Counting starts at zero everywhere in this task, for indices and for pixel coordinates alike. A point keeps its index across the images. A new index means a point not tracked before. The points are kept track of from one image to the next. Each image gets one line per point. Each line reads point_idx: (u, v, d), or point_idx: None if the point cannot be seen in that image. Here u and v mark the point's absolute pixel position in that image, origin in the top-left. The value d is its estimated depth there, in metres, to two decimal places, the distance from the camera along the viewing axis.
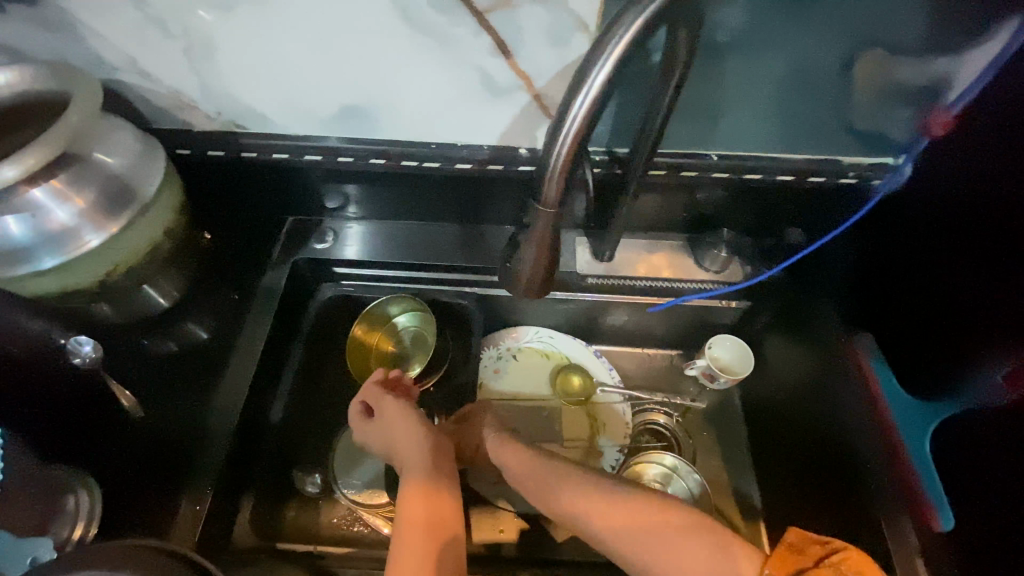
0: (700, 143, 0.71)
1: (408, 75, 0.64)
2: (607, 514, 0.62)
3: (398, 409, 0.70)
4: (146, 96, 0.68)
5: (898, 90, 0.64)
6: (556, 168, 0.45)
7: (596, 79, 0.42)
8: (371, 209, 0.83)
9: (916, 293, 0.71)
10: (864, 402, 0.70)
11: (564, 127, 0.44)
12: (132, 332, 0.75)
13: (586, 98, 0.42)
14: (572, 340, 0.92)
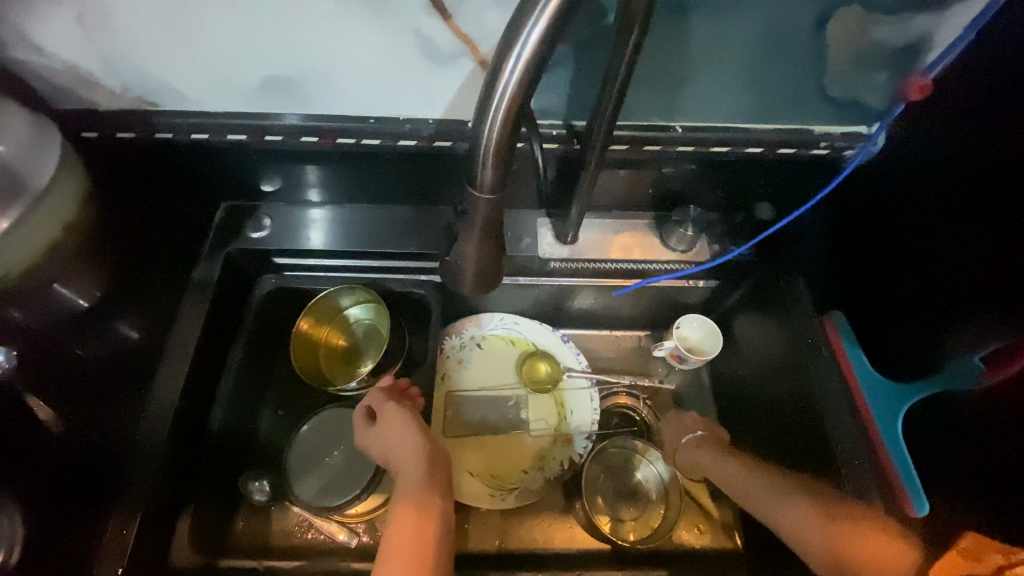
0: (664, 113, 0.66)
1: (336, 41, 0.56)
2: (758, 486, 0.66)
3: (401, 418, 0.65)
4: (35, 70, 0.59)
5: (874, 53, 0.59)
6: (490, 147, 0.39)
7: (530, 39, 0.35)
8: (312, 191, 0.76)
9: (889, 268, 0.69)
10: (838, 384, 0.69)
11: (496, 98, 0.37)
12: (51, 338, 0.67)
13: (519, 62, 0.36)
14: (538, 325, 0.88)
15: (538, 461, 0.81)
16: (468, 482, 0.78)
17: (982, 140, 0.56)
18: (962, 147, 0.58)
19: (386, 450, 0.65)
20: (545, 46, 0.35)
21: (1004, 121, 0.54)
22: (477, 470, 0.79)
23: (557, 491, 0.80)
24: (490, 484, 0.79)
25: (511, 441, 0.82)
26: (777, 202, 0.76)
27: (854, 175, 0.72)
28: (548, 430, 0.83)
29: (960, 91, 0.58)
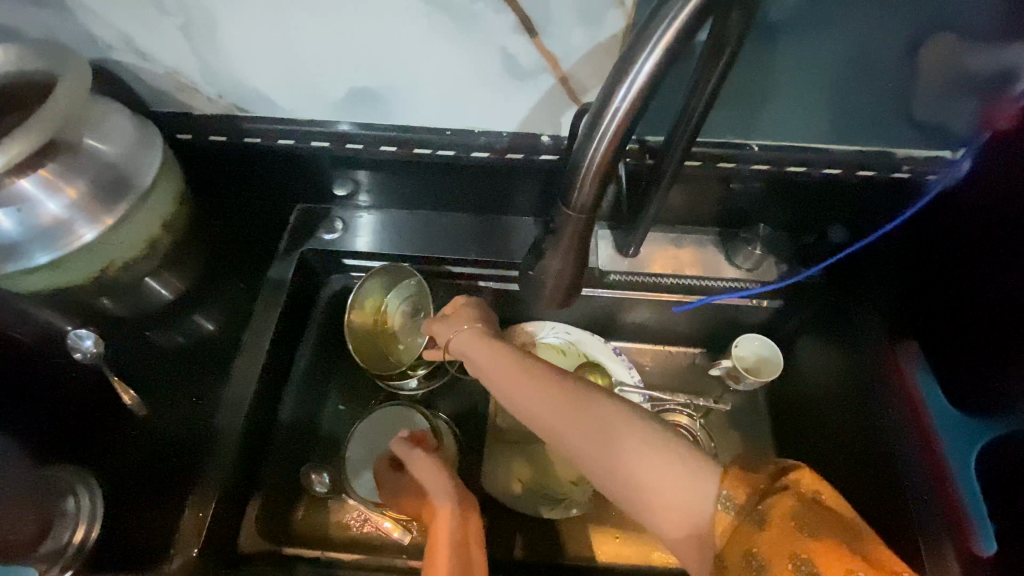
0: (741, 132, 0.65)
1: (423, 56, 0.58)
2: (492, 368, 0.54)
3: (421, 460, 0.68)
4: (143, 78, 0.64)
5: (961, 80, 0.57)
6: (591, 168, 0.40)
7: (642, 70, 0.37)
8: (383, 196, 0.78)
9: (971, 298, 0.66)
10: (908, 424, 0.66)
11: (604, 122, 0.39)
12: (137, 325, 0.72)
13: (630, 91, 0.37)
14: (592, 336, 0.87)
15: (587, 474, 0.80)
16: (519, 489, 0.79)
17: None
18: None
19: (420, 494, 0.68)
20: (654, 76, 0.37)
21: None
22: (526, 477, 0.80)
23: (605, 505, 0.79)
24: (541, 492, 0.79)
25: (561, 451, 0.82)
26: (849, 226, 0.75)
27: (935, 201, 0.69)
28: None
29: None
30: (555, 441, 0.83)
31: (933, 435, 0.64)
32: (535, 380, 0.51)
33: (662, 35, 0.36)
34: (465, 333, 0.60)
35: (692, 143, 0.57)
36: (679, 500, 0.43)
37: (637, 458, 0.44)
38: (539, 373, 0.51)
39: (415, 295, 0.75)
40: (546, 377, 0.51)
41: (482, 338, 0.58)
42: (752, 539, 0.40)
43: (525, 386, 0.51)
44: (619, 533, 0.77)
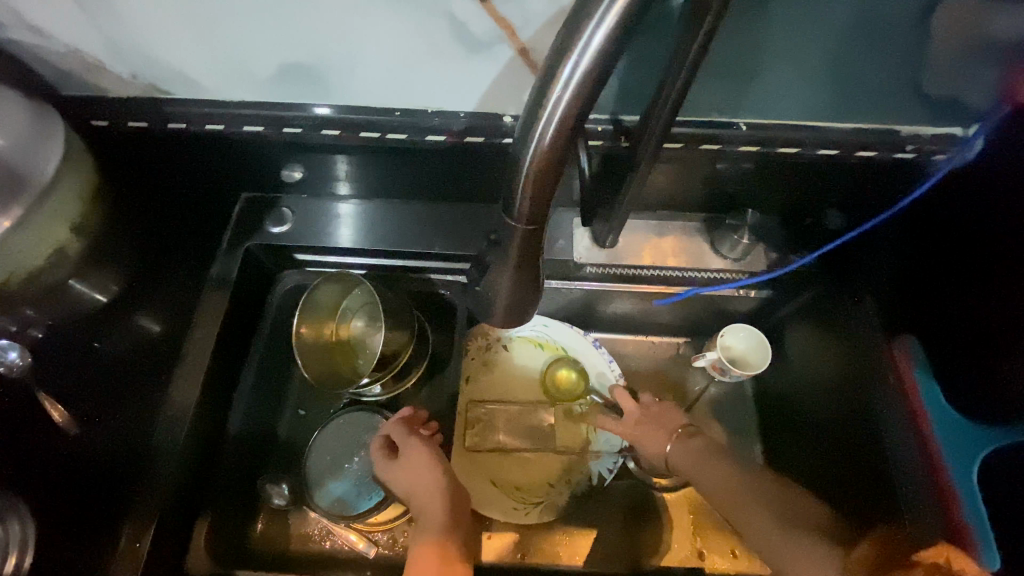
0: (727, 109, 0.58)
1: (360, 27, 0.50)
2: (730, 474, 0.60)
3: (428, 456, 0.66)
4: (43, 57, 0.55)
5: (984, 47, 0.50)
6: (532, 168, 0.35)
7: (592, 44, 0.30)
8: (335, 183, 0.71)
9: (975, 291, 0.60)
10: (905, 422, 0.61)
11: (545, 115, 0.33)
12: (69, 333, 0.65)
13: (577, 74, 0.31)
14: (568, 329, 0.82)
15: (565, 474, 0.77)
16: (493, 492, 0.75)
17: None
18: None
19: (412, 487, 0.65)
20: (605, 53, 0.31)
21: None
22: (500, 480, 0.76)
23: (584, 505, 0.76)
24: (515, 495, 0.75)
25: (538, 452, 0.78)
26: (846, 211, 0.69)
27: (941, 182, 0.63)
28: (578, 444, 0.78)
29: None
30: (531, 442, 0.78)
31: (933, 436, 0.59)
32: (721, 468, 0.61)
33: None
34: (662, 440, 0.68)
35: (670, 125, 0.51)
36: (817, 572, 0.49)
37: (761, 536, 0.54)
38: (715, 458, 0.63)
39: (367, 302, 0.72)
40: (717, 462, 0.62)
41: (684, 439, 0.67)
42: None
43: (713, 471, 0.62)
44: (600, 535, 0.74)
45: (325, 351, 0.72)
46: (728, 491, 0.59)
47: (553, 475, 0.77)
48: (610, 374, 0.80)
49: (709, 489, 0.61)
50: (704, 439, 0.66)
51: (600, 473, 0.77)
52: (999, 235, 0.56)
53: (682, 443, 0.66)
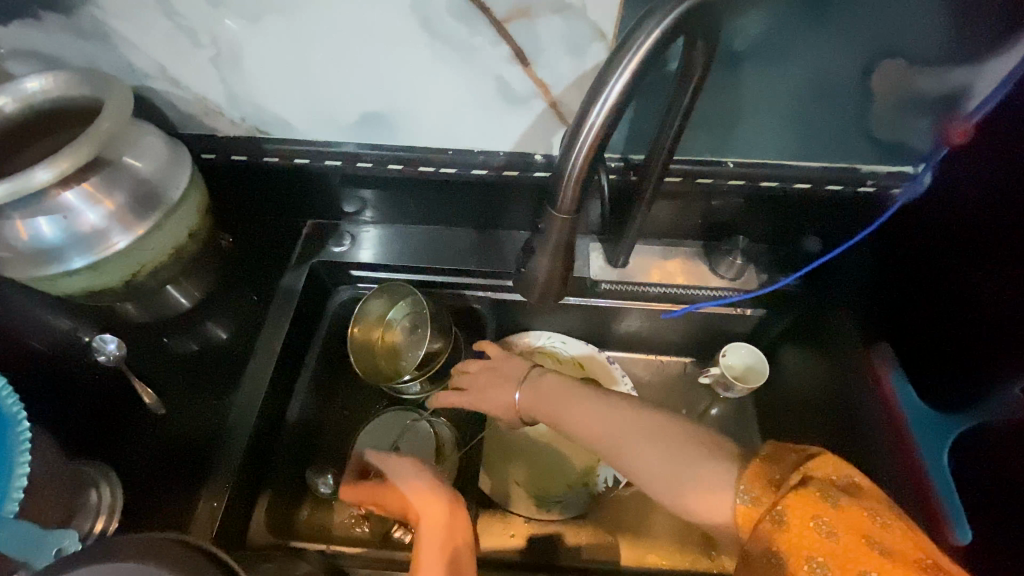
0: (717, 151, 0.71)
1: (428, 84, 0.65)
2: (618, 418, 0.60)
3: (404, 460, 0.71)
4: (175, 104, 0.70)
5: (917, 100, 0.63)
6: (574, 173, 0.46)
7: (613, 89, 0.43)
8: (385, 213, 0.85)
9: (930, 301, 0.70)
10: (882, 421, 0.69)
11: (582, 135, 0.45)
12: (158, 330, 0.77)
13: (602, 107, 0.44)
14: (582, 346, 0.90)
15: (583, 477, 0.84)
16: (517, 491, 0.82)
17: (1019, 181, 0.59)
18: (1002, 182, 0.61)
19: (382, 497, 0.69)
20: (623, 95, 0.43)
21: None
22: (524, 480, 0.83)
23: (602, 508, 0.82)
24: (538, 494, 0.82)
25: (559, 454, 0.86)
26: (824, 237, 0.80)
27: (903, 213, 0.74)
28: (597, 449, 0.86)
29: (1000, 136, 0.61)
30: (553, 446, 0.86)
31: (907, 428, 0.67)
32: (578, 400, 0.65)
33: (632, 57, 0.42)
34: (548, 391, 0.69)
35: (669, 160, 0.63)
36: (659, 469, 0.54)
37: (638, 460, 0.56)
38: (586, 395, 0.65)
39: (411, 311, 0.82)
40: (586, 398, 0.64)
41: (561, 381, 0.69)
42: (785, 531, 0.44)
43: (587, 417, 0.62)
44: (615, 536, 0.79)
45: (375, 355, 0.81)
46: (595, 416, 0.62)
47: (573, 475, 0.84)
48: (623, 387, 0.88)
49: (581, 425, 0.62)
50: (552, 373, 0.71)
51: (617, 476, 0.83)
52: (951, 253, 0.67)
53: (535, 385, 0.70)
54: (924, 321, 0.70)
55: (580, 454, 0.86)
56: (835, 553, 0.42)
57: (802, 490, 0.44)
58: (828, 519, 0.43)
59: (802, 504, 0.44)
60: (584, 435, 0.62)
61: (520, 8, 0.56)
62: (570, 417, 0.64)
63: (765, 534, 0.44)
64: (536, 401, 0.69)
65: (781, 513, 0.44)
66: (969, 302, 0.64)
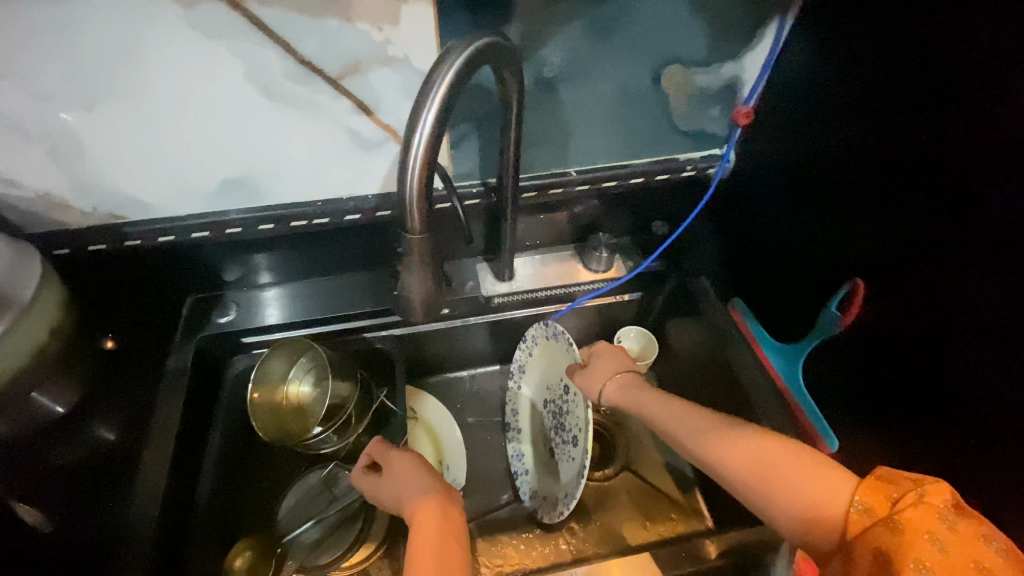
0: (559, 162, 0.81)
1: (281, 143, 0.68)
2: (761, 460, 0.55)
3: (413, 461, 0.70)
4: (14, 204, 0.67)
5: (702, 96, 0.78)
6: (413, 201, 0.51)
7: (429, 120, 0.49)
8: (281, 274, 0.85)
9: (755, 251, 0.83)
10: (749, 357, 0.80)
11: (409, 169, 0.50)
12: (27, 447, 0.69)
13: (423, 135, 0.49)
14: (534, 341, 0.88)
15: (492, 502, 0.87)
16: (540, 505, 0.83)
17: (797, 139, 0.72)
18: (781, 149, 0.75)
19: (401, 491, 0.68)
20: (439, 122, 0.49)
21: (806, 125, 0.71)
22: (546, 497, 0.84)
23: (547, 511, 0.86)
24: (550, 509, 0.80)
25: (564, 457, 0.82)
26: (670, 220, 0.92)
27: (723, 187, 0.88)
28: (581, 441, 0.78)
29: (772, 111, 0.76)
30: (559, 449, 0.84)
31: (768, 359, 0.79)
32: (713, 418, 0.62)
33: (441, 91, 0.48)
34: (389, 454, 0.72)
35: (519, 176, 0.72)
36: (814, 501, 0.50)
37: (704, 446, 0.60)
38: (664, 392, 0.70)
39: (314, 368, 0.81)
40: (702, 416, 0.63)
41: (416, 461, 0.71)
42: (878, 540, 0.46)
43: (688, 420, 0.64)
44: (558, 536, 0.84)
45: (283, 419, 0.79)
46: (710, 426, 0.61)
47: (571, 479, 0.78)
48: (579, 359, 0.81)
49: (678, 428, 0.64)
50: (404, 451, 0.72)
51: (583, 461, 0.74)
52: (762, 210, 0.80)
53: (417, 461, 0.70)
54: (756, 267, 0.83)
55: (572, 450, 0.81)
56: (942, 565, 0.42)
57: (876, 483, 0.48)
58: (945, 522, 0.44)
59: (880, 508, 0.47)
60: (688, 440, 0.62)
61: (351, 64, 0.62)
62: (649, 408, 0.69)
63: (883, 540, 0.45)
64: (379, 488, 0.70)
65: (898, 524, 0.45)
66: (788, 245, 0.76)
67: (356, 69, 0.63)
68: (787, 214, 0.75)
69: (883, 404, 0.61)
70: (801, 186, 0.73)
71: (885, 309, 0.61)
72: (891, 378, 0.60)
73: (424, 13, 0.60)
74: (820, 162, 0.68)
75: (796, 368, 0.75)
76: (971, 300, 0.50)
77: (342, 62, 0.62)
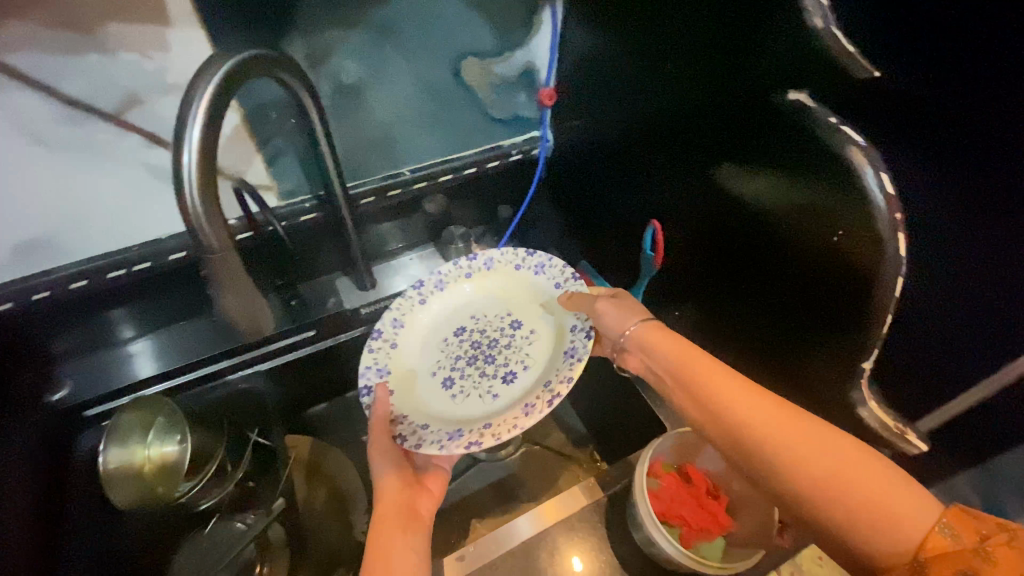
0: (392, 164, 0.86)
1: (73, 189, 0.69)
2: (810, 444, 0.45)
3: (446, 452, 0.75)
4: None
5: (504, 82, 0.86)
6: (193, 203, 0.54)
7: (192, 136, 0.52)
8: (142, 324, 0.83)
9: (593, 213, 0.90)
10: None
11: (185, 180, 0.53)
12: None
13: (193, 135, 0.52)
14: (443, 279, 0.86)
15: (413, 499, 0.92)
16: (424, 439, 0.69)
17: (628, 94, 0.73)
18: (615, 107, 0.76)
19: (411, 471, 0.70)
20: (207, 132, 0.52)
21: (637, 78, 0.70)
22: (438, 427, 0.71)
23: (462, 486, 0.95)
24: (470, 436, 0.68)
25: (481, 388, 0.76)
26: (512, 203, 1.00)
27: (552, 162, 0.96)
28: (533, 370, 0.75)
29: (582, 76, 0.81)
30: (471, 381, 0.77)
31: None
32: (754, 389, 0.50)
33: (199, 107, 0.51)
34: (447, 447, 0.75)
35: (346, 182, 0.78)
36: (892, 501, 0.42)
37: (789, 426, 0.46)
38: (670, 336, 0.59)
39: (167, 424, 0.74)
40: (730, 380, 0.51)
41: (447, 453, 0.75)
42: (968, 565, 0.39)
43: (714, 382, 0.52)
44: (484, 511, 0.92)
45: (139, 481, 0.70)
46: (751, 394, 0.49)
47: (512, 403, 0.72)
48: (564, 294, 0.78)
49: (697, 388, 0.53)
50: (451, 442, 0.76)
51: (562, 386, 0.68)
52: (591, 172, 0.87)
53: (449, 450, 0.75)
54: (597, 228, 0.90)
55: (503, 383, 0.75)
56: None
57: (961, 514, 0.41)
58: None
59: (968, 537, 0.40)
60: (708, 405, 0.51)
61: (128, 100, 0.65)
62: (655, 351, 0.59)
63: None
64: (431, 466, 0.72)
65: (988, 561, 0.38)
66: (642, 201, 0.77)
67: (135, 101, 0.65)
68: (612, 174, 0.82)
69: (712, 324, 0.72)
70: (634, 143, 0.75)
71: (680, 238, 0.72)
72: (733, 309, 0.67)
73: (193, 36, 0.64)
74: (661, 119, 0.68)
75: None
76: (774, 218, 0.56)
77: (117, 96, 0.64)
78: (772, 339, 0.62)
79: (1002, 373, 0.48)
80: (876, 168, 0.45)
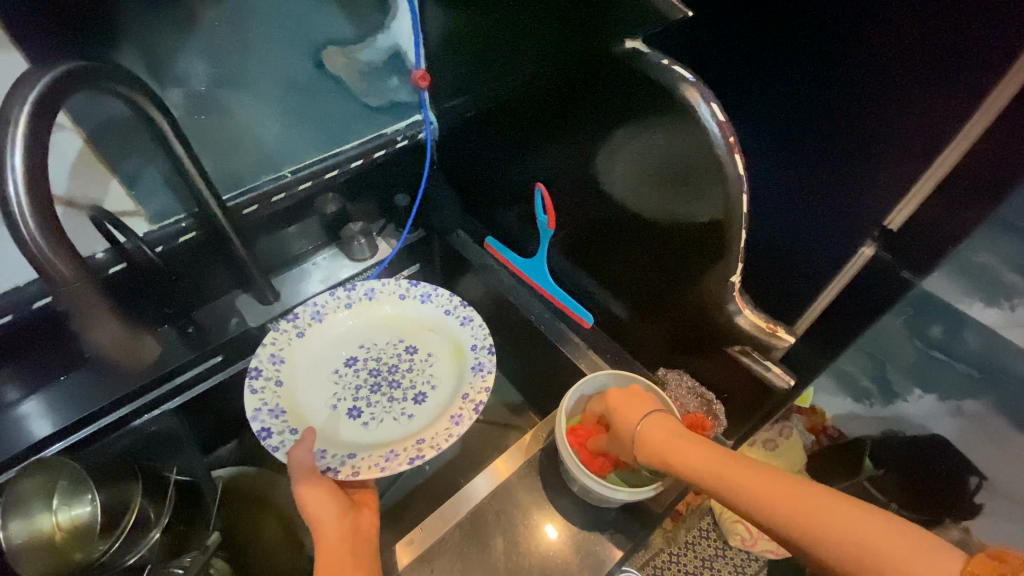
0: (270, 168, 0.83)
1: None
2: (851, 530, 0.44)
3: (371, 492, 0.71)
4: None
5: (372, 69, 0.86)
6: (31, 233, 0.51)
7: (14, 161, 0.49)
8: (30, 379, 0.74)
9: (487, 190, 0.92)
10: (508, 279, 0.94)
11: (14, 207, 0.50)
12: None
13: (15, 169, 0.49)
14: (319, 309, 0.86)
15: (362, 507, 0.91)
16: (358, 467, 0.70)
17: (489, 66, 0.76)
18: (480, 80, 0.79)
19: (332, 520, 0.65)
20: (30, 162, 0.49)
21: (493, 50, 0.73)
22: (365, 454, 0.73)
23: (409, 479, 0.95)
24: (408, 453, 0.71)
25: (393, 411, 0.79)
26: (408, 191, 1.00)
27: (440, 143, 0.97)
28: (442, 389, 0.81)
29: (447, 53, 0.82)
30: (380, 406, 0.79)
31: (523, 275, 0.93)
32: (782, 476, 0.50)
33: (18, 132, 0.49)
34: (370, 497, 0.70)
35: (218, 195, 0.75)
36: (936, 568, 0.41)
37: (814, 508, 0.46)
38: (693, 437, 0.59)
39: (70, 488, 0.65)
40: (757, 471, 0.51)
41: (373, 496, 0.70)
42: None
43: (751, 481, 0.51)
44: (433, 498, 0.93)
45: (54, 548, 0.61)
46: (780, 487, 0.49)
47: (430, 420, 0.77)
48: (456, 319, 0.86)
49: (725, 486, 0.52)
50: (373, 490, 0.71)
51: (483, 395, 0.75)
52: (475, 148, 0.89)
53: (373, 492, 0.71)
54: (492, 205, 0.92)
55: (416, 405, 0.79)
56: None
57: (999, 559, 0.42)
58: None
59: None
60: (738, 500, 0.51)
61: None
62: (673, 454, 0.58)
63: None
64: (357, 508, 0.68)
65: None
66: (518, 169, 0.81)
67: None
68: (494, 147, 0.84)
69: (607, 274, 0.77)
70: (505, 113, 0.77)
71: (564, 197, 0.76)
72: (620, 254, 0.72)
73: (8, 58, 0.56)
74: (519, 85, 0.72)
75: (545, 275, 0.89)
76: (633, 161, 0.60)
77: None
78: (651, 272, 0.69)
79: (850, 266, 0.51)
80: (708, 100, 0.50)
